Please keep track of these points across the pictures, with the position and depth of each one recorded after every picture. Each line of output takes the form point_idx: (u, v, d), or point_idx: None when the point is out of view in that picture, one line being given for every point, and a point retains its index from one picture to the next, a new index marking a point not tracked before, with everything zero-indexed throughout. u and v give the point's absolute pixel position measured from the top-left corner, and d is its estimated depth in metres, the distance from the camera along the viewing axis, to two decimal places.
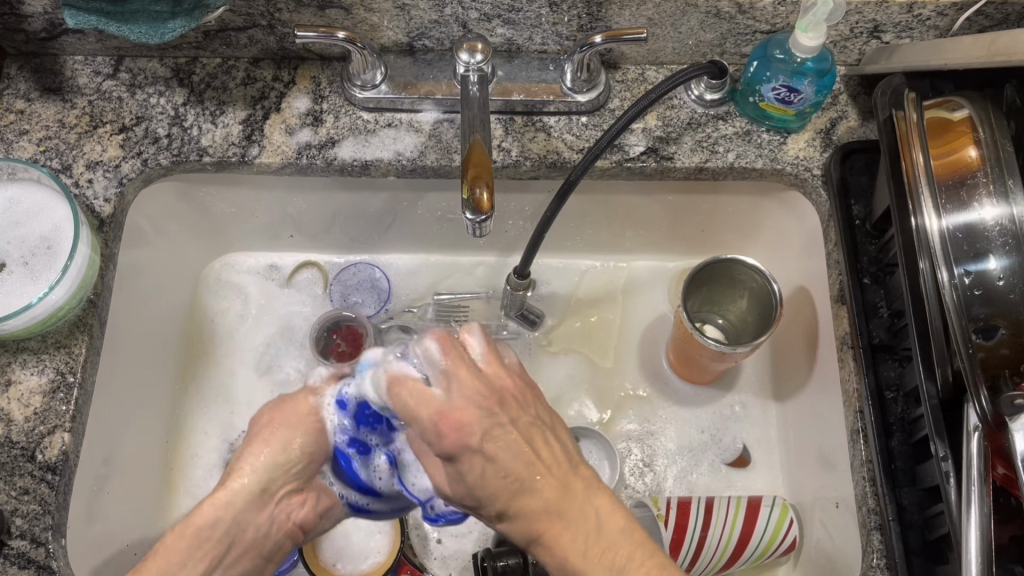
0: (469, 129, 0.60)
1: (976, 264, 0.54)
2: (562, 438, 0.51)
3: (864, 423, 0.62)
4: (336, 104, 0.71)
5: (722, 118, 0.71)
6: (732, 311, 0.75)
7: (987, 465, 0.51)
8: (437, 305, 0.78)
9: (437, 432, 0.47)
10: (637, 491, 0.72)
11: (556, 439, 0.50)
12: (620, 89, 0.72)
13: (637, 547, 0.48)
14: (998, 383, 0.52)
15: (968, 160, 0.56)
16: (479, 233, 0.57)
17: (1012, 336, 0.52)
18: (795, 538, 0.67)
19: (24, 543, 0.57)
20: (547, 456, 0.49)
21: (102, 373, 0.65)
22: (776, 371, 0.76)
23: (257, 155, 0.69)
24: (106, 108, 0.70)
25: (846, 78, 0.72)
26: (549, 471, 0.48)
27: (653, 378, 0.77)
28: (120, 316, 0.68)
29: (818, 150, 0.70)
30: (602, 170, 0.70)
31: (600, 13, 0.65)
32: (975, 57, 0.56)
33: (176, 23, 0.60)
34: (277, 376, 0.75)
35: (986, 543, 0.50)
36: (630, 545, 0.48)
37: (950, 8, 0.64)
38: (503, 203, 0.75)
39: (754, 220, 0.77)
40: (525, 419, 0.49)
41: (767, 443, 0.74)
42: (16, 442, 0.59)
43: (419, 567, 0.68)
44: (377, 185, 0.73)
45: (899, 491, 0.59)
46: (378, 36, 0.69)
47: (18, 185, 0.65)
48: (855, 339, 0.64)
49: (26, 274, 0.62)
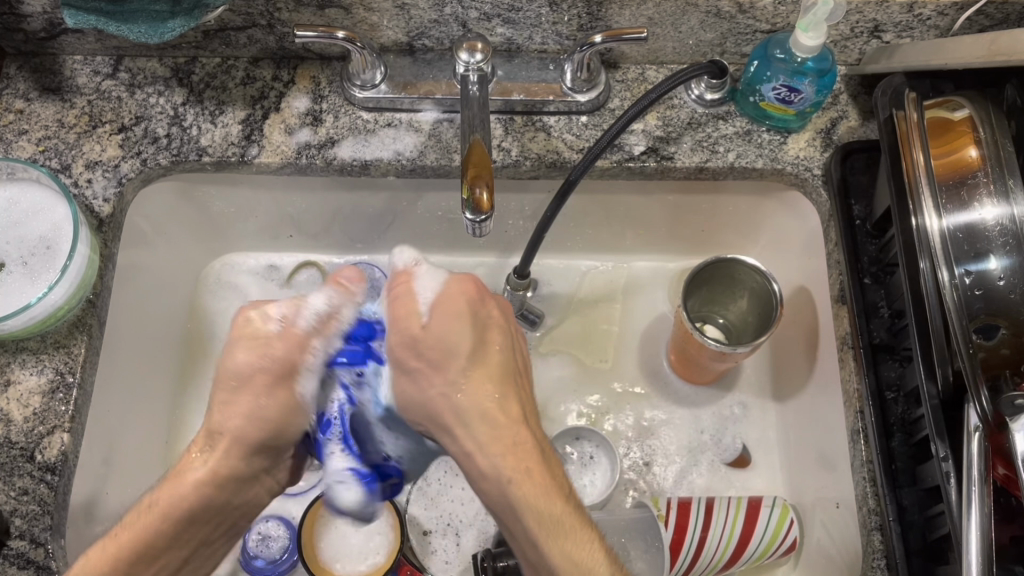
0: (468, 129, 0.60)
1: (976, 264, 0.54)
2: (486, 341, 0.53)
3: (864, 423, 0.61)
4: (336, 104, 0.70)
5: (722, 117, 0.71)
6: (733, 311, 0.75)
7: (987, 465, 0.51)
8: None
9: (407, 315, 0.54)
10: (637, 491, 0.72)
11: (480, 340, 0.53)
12: (620, 89, 0.72)
13: (499, 446, 0.50)
14: (998, 383, 0.53)
15: (969, 160, 0.56)
16: (479, 234, 0.57)
17: (1013, 336, 0.53)
18: (795, 539, 0.66)
19: (24, 543, 0.57)
20: (485, 375, 0.52)
21: (101, 373, 0.65)
22: (775, 371, 0.76)
23: (257, 155, 0.68)
24: (106, 108, 0.70)
25: (846, 78, 0.72)
26: (472, 391, 0.51)
27: (652, 378, 0.77)
28: (120, 316, 0.68)
29: (818, 150, 0.70)
30: (602, 170, 0.69)
31: (600, 12, 0.65)
32: (975, 57, 0.56)
33: (176, 23, 0.60)
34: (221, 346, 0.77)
35: (986, 543, 0.50)
36: (476, 426, 0.51)
37: (950, 8, 0.64)
38: (503, 203, 0.75)
39: (755, 221, 0.77)
40: (446, 336, 0.52)
41: (766, 443, 0.74)
42: (15, 442, 0.59)
43: (419, 567, 0.67)
44: (376, 185, 0.73)
45: (900, 491, 0.59)
46: (378, 35, 0.69)
47: (17, 185, 0.64)
48: (855, 339, 0.64)
49: (26, 274, 0.62)
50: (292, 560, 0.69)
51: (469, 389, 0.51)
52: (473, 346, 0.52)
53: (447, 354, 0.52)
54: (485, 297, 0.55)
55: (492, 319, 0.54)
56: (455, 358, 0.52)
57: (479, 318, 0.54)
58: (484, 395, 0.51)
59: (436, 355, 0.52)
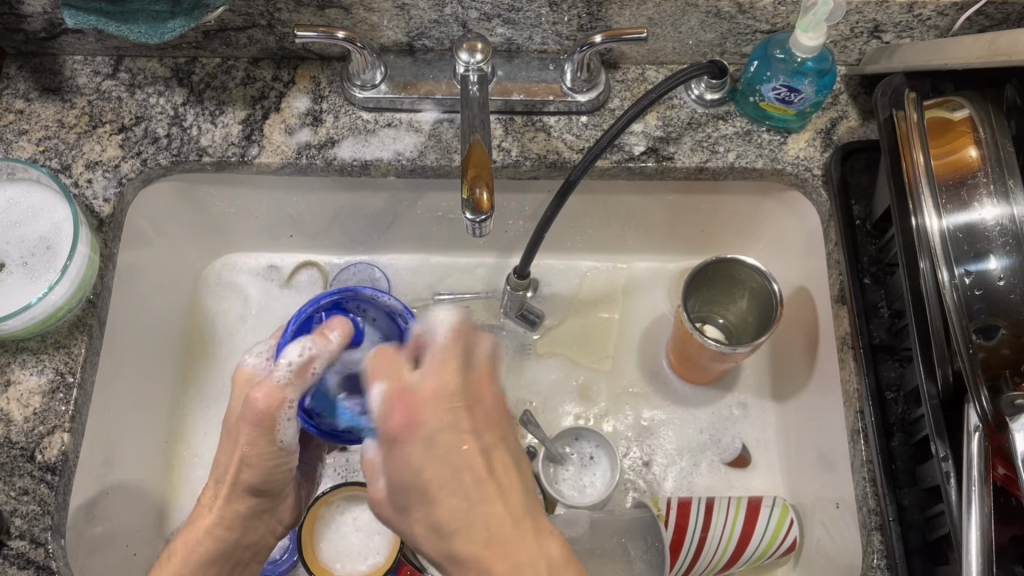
0: (469, 129, 0.60)
1: (976, 264, 0.54)
2: (428, 446, 0.48)
3: (864, 423, 0.61)
4: (336, 104, 0.70)
5: (722, 118, 0.71)
6: (733, 311, 0.75)
7: (987, 465, 0.51)
8: (437, 305, 0.78)
9: (393, 405, 0.50)
10: (637, 490, 0.72)
11: (420, 446, 0.48)
12: (620, 89, 0.72)
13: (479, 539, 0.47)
14: (998, 383, 0.52)
15: (969, 160, 0.56)
16: (479, 234, 0.57)
17: (1012, 336, 0.52)
18: (795, 539, 0.66)
19: (24, 543, 0.57)
20: (436, 482, 0.48)
21: (101, 373, 0.65)
22: (775, 370, 0.76)
23: (257, 155, 0.69)
24: (106, 108, 0.70)
25: (846, 78, 0.72)
26: (440, 495, 0.48)
27: (652, 378, 0.77)
28: (119, 316, 0.68)
29: (818, 150, 0.70)
30: (602, 170, 0.69)
31: (600, 13, 0.65)
32: (976, 57, 0.56)
33: (176, 23, 0.60)
34: (222, 346, 0.77)
35: (986, 544, 0.50)
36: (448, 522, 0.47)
37: (950, 8, 0.64)
38: (503, 203, 0.75)
39: (755, 221, 0.77)
40: (413, 447, 0.49)
41: (766, 443, 0.74)
42: (15, 442, 0.59)
43: (420, 568, 0.66)
44: (377, 185, 0.73)
45: (900, 491, 0.59)
46: (378, 35, 0.69)
47: (17, 185, 0.64)
48: (855, 339, 0.64)
49: (26, 274, 0.62)
50: (292, 560, 0.69)
51: (432, 504, 0.48)
52: (414, 445, 0.49)
53: (404, 469, 0.49)
54: (412, 382, 0.50)
55: (431, 416, 0.49)
56: (415, 484, 0.48)
57: (415, 421, 0.49)
58: (445, 502, 0.48)
59: (406, 469, 0.49)
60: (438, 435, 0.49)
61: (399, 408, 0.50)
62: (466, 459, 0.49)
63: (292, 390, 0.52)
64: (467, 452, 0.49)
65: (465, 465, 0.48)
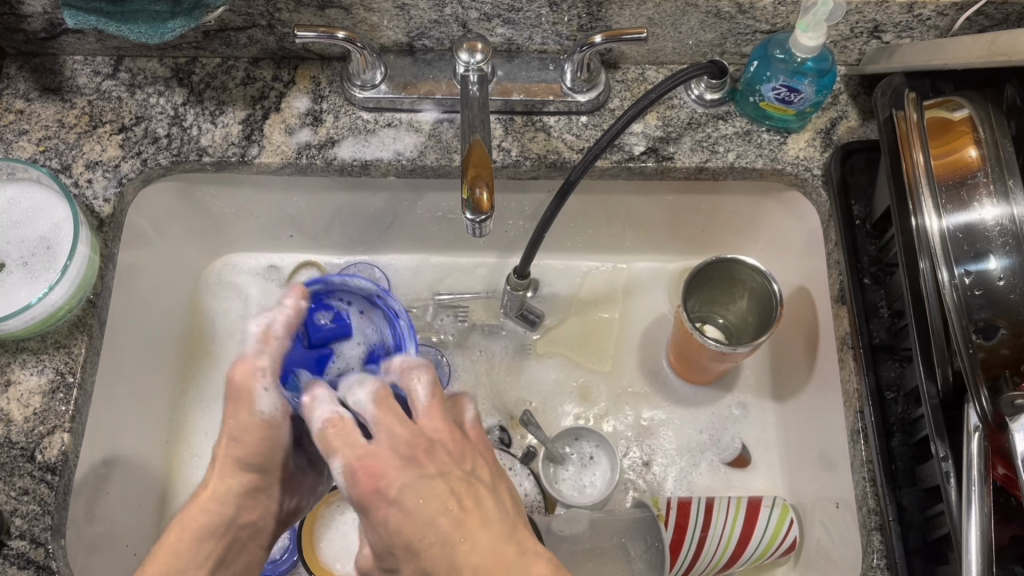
0: (468, 129, 0.60)
1: (976, 264, 0.54)
2: (402, 505, 0.45)
3: (864, 423, 0.62)
4: (336, 104, 0.70)
5: (722, 117, 0.71)
6: (732, 311, 0.75)
7: (987, 465, 0.51)
8: (437, 305, 0.78)
9: (354, 478, 0.46)
10: (637, 490, 0.72)
11: (390, 509, 0.45)
12: (620, 89, 0.72)
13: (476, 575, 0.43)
14: (998, 383, 0.52)
15: (968, 160, 0.56)
16: (479, 233, 0.57)
17: (1012, 336, 0.52)
18: (795, 539, 0.66)
19: (24, 543, 0.57)
20: (418, 540, 0.44)
21: (101, 373, 0.65)
22: (775, 370, 0.76)
23: (257, 155, 0.69)
24: (106, 108, 0.70)
25: (846, 78, 0.72)
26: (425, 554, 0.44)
27: (652, 378, 0.77)
28: (120, 316, 0.68)
29: (818, 150, 0.70)
30: (602, 170, 0.69)
31: (600, 13, 0.65)
32: (975, 57, 0.56)
33: (176, 23, 0.60)
34: (222, 346, 0.77)
35: (986, 544, 0.50)
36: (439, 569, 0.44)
37: (950, 8, 0.64)
38: (503, 203, 0.75)
39: (755, 221, 0.77)
40: (386, 514, 0.45)
41: (766, 443, 0.74)
42: (15, 442, 0.59)
43: None
44: (377, 185, 0.73)
45: (900, 491, 0.59)
46: (378, 36, 0.69)
47: (17, 185, 0.64)
48: (855, 339, 0.64)
49: (26, 274, 0.62)
50: (292, 559, 0.69)
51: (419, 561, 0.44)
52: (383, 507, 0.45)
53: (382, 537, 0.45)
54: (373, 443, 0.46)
55: (392, 475, 0.45)
56: (395, 542, 0.45)
57: (377, 487, 0.45)
58: (432, 553, 0.44)
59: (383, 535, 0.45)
60: (405, 488, 0.45)
61: (362, 477, 0.45)
62: (450, 493, 0.46)
63: (263, 359, 0.51)
64: (438, 499, 0.45)
65: (440, 508, 0.45)
